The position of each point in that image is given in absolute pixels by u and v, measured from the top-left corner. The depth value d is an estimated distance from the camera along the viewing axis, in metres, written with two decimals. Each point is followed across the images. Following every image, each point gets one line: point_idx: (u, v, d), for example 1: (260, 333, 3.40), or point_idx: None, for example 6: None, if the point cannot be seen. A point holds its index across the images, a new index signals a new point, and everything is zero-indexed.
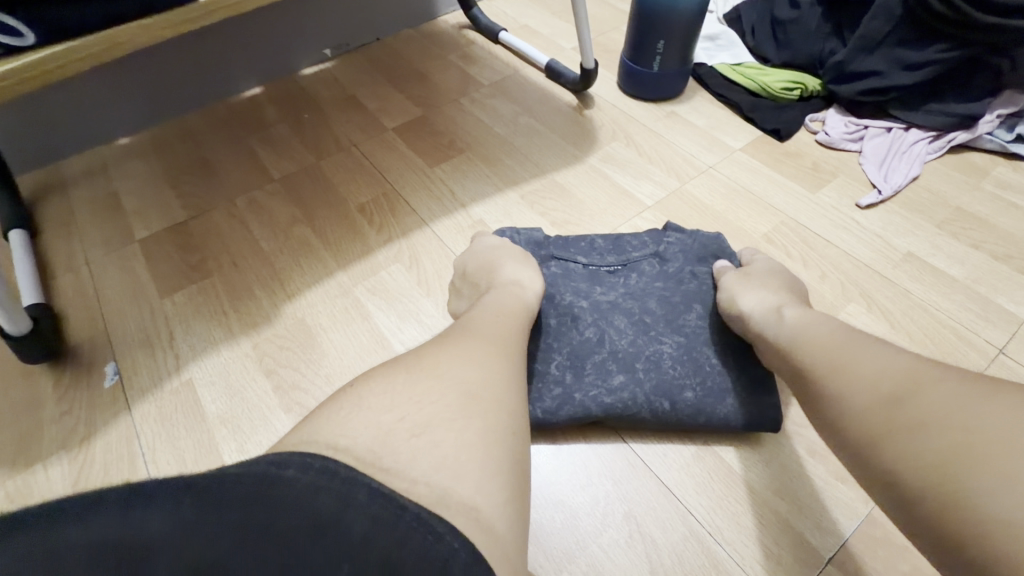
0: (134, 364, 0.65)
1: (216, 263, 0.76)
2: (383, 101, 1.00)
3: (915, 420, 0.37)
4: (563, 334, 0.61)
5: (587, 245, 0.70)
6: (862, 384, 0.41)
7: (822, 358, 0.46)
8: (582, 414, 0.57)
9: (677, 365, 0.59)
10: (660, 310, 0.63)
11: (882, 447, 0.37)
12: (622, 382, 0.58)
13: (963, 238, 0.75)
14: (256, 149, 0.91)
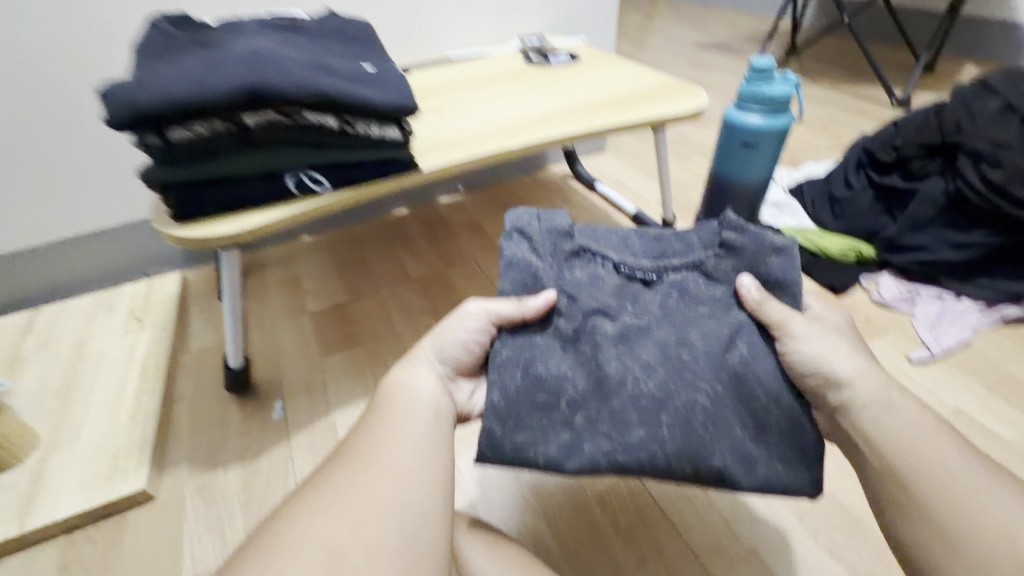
0: (296, 404, 0.86)
1: (362, 337, 0.98)
2: (500, 228, 1.27)
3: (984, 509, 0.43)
4: (583, 363, 0.56)
5: (621, 239, 0.61)
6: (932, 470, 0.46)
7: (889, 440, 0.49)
8: (590, 469, 0.53)
9: (708, 422, 0.53)
10: (702, 348, 0.56)
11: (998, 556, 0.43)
12: (641, 439, 0.53)
13: (1015, 403, 0.81)
14: (400, 255, 1.19)
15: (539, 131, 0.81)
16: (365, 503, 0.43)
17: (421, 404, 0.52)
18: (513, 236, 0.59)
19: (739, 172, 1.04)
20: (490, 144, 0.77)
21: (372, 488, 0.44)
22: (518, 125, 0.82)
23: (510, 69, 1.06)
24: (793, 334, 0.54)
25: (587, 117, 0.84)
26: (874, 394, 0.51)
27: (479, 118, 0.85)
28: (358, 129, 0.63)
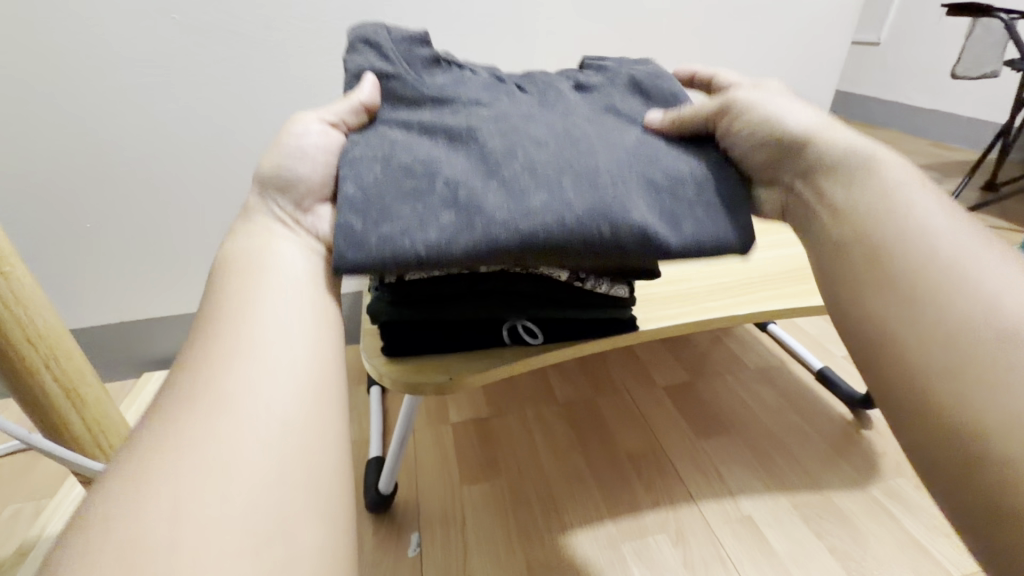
0: (433, 542, 0.77)
1: (505, 468, 0.89)
2: (656, 357, 1.15)
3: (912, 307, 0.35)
4: (463, 148, 0.47)
5: (487, 68, 0.63)
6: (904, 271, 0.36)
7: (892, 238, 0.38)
8: (485, 245, 0.41)
9: (613, 178, 0.44)
10: (586, 128, 0.50)
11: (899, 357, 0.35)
12: (543, 203, 0.42)
13: None
14: (548, 371, 1.11)
15: (764, 299, 0.72)
16: (201, 454, 0.30)
17: (279, 279, 0.41)
18: (360, 66, 0.53)
19: None
20: (712, 308, 0.69)
21: (192, 429, 0.31)
22: (736, 286, 0.75)
23: None
24: (740, 107, 0.48)
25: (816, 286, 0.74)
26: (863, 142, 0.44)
27: (687, 268, 0.79)
28: (586, 285, 0.58)
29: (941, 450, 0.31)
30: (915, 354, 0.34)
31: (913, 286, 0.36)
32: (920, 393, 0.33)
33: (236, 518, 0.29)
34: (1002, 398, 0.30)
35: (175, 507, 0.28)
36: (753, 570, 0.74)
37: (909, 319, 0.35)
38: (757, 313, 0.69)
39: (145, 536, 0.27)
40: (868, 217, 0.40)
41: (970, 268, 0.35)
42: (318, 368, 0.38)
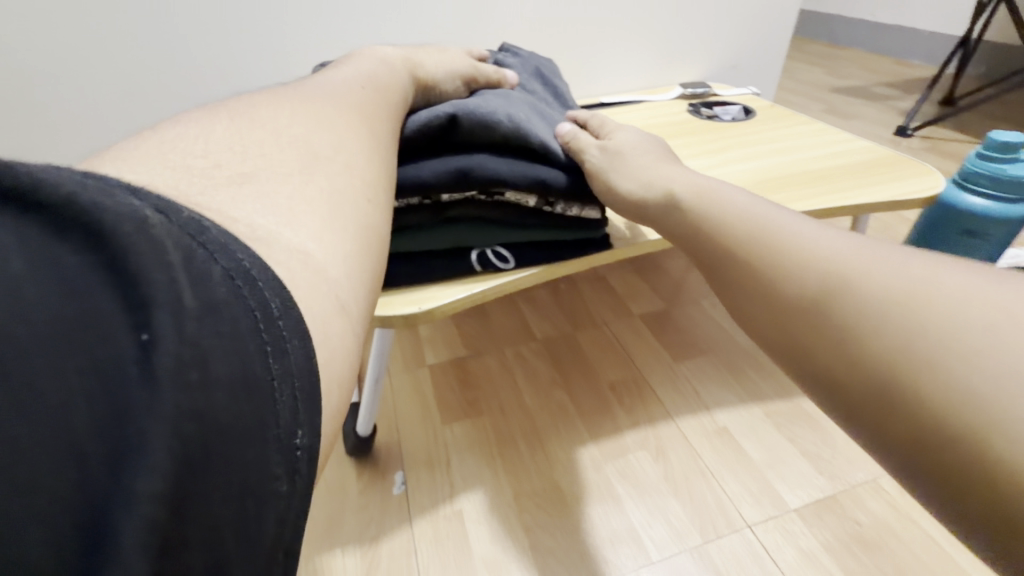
0: (418, 480, 0.77)
1: (486, 405, 0.88)
2: (630, 288, 1.15)
3: (803, 294, 0.29)
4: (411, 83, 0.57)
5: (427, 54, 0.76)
6: (792, 269, 0.31)
7: (757, 245, 0.34)
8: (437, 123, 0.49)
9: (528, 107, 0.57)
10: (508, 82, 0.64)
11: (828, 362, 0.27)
12: (477, 103, 0.52)
13: None
14: (522, 309, 1.10)
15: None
16: (269, 172, 0.27)
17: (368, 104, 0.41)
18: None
19: None
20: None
21: (267, 154, 0.28)
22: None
23: (681, 123, 0.96)
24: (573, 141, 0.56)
25: (790, 192, 0.72)
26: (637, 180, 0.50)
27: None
28: (557, 209, 0.55)
29: (923, 449, 0.22)
30: (796, 356, 0.29)
31: (763, 284, 0.32)
32: (816, 360, 0.27)
33: (307, 232, 0.26)
34: (882, 344, 0.24)
35: (246, 188, 0.26)
36: (730, 477, 0.76)
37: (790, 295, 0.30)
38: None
39: (165, 195, 0.22)
40: (727, 230, 0.37)
41: (800, 235, 0.33)
42: (367, 161, 0.34)
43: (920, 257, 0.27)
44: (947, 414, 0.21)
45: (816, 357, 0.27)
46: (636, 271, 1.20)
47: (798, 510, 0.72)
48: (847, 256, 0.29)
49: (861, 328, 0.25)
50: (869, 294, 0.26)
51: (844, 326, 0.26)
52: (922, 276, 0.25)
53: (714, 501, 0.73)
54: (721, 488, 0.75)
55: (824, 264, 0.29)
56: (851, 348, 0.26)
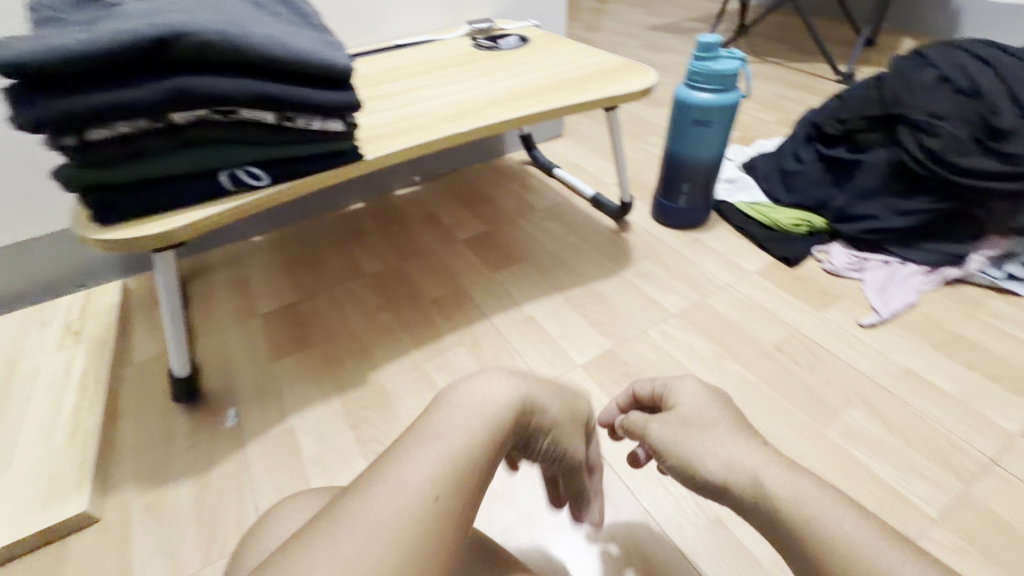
0: (251, 412, 0.83)
1: (316, 338, 0.96)
2: (456, 219, 1.26)
3: (780, 514, 0.42)
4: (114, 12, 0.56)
5: None
6: (758, 482, 0.44)
7: (733, 458, 0.46)
8: (128, 37, 0.48)
9: (248, 18, 0.58)
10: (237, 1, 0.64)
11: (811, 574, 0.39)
12: (176, 18, 0.52)
13: (957, 359, 0.84)
14: (355, 253, 1.17)
15: (487, 118, 0.79)
16: None
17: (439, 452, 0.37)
18: (34, 9, 0.61)
19: (693, 150, 1.06)
20: (437, 133, 0.76)
21: None
22: (468, 113, 0.81)
23: (462, 55, 1.05)
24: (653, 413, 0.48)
25: (536, 100, 0.83)
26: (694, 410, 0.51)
27: (424, 104, 0.85)
28: (298, 124, 0.61)
29: None
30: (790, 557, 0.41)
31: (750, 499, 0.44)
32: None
33: None
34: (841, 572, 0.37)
35: None
36: (531, 351, 0.90)
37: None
38: (478, 129, 0.77)
39: None
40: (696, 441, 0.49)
41: (759, 464, 0.45)
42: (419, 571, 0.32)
43: (825, 497, 0.41)
44: None
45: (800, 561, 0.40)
46: (464, 204, 1.31)
47: (582, 365, 0.87)
48: (804, 493, 0.42)
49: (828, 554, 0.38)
50: (822, 532, 0.39)
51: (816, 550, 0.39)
52: (839, 521, 0.39)
53: (516, 373, 0.87)
54: (523, 360, 0.89)
55: (791, 497, 0.42)
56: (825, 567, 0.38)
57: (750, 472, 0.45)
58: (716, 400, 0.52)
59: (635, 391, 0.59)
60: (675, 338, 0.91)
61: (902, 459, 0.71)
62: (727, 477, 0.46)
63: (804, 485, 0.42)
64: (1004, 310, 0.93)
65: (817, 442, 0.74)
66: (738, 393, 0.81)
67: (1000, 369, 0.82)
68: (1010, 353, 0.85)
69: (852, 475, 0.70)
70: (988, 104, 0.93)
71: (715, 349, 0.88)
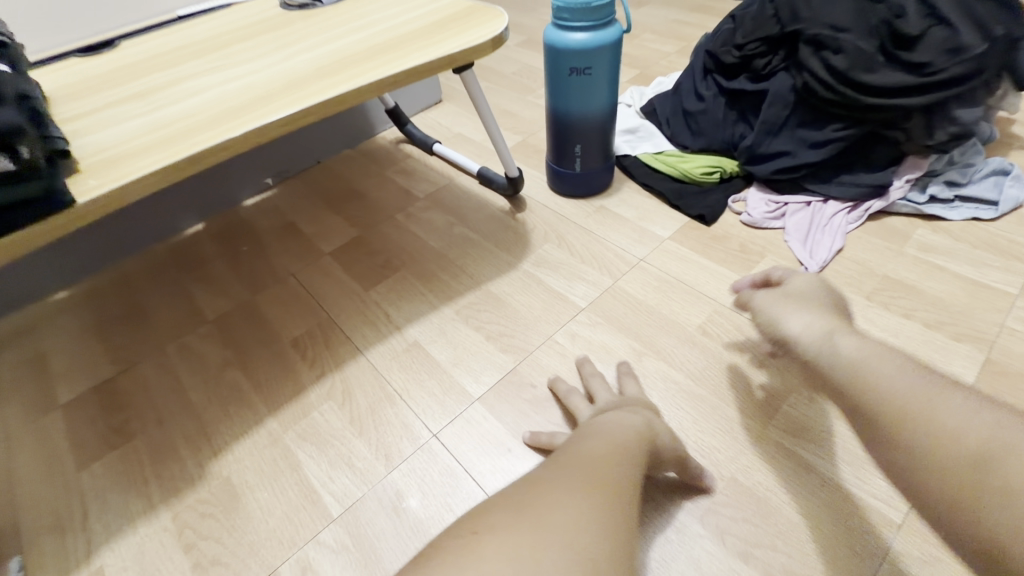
0: (42, 555, 0.61)
1: (139, 423, 0.73)
2: (320, 225, 1.03)
3: (848, 349, 0.45)
4: None
5: None
6: (840, 335, 0.47)
7: (814, 322, 0.50)
8: None
9: None
10: None
11: (872, 403, 0.40)
12: None
13: (894, 309, 0.74)
14: (191, 290, 0.93)
15: (274, 110, 0.57)
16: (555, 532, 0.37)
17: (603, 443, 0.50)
18: None
19: (579, 103, 0.88)
20: (198, 142, 0.53)
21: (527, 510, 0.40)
22: (249, 106, 0.59)
23: (262, 18, 0.79)
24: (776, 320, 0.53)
25: (345, 76, 0.62)
26: (806, 288, 0.55)
27: (193, 103, 0.61)
28: None
29: (893, 446, 0.37)
30: (842, 389, 0.43)
31: (818, 356, 0.47)
32: (866, 412, 0.40)
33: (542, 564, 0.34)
34: (895, 396, 0.39)
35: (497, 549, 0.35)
36: (418, 390, 0.73)
37: (871, 392, 0.40)
38: (261, 128, 0.56)
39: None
40: (774, 317, 0.53)
41: (839, 330, 0.47)
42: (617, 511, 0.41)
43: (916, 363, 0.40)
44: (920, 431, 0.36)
45: (855, 394, 0.42)
46: (328, 205, 1.08)
47: (481, 398, 0.71)
48: (879, 348, 0.44)
49: (886, 387, 0.40)
50: (882, 369, 0.41)
51: (874, 386, 0.40)
52: (899, 368, 0.41)
53: (402, 422, 0.70)
54: (408, 405, 0.71)
55: (858, 347, 0.44)
56: (879, 395, 0.40)
57: (823, 330, 0.48)
58: (837, 296, 0.55)
59: (752, 280, 0.64)
60: (588, 340, 0.76)
61: (853, 450, 0.61)
62: (801, 332, 0.50)
63: (874, 345, 0.44)
64: (931, 240, 0.84)
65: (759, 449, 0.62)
66: (666, 399, 0.68)
67: (939, 313, 0.73)
68: (945, 291, 0.76)
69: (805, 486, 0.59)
70: (891, 6, 0.79)
71: (637, 343, 0.75)
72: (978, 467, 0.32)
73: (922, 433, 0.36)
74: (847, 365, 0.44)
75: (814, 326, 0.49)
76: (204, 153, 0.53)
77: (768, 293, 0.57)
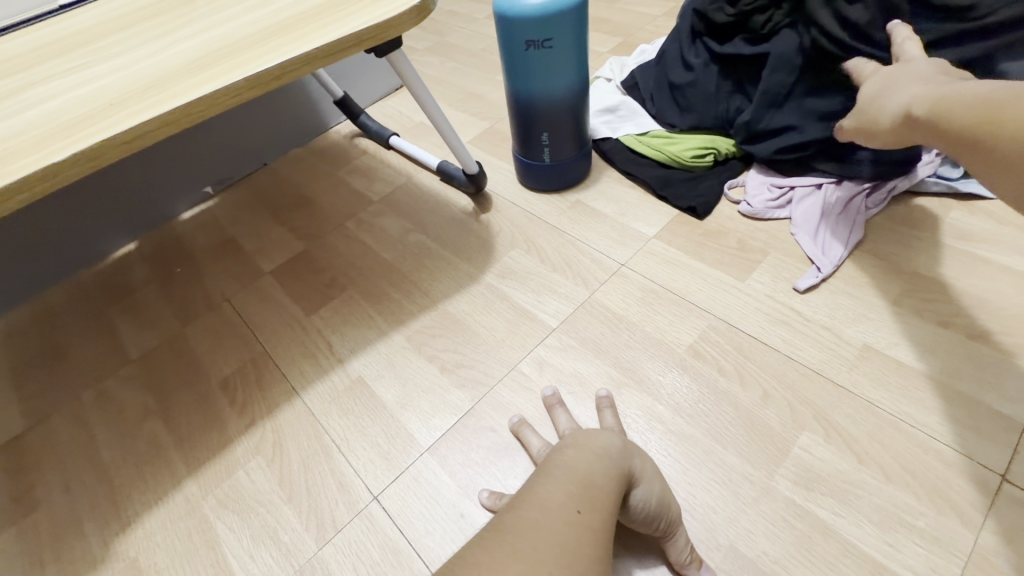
0: None
1: (43, 491, 0.64)
2: (263, 239, 0.92)
3: (935, 101, 0.47)
4: None
5: None
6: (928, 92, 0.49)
7: (913, 92, 0.52)
8: None
9: None
10: None
11: (955, 124, 0.43)
12: None
13: (927, 316, 0.61)
14: (116, 324, 0.82)
15: (119, 118, 0.44)
16: None
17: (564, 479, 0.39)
18: None
19: (540, 83, 0.75)
20: (11, 172, 0.40)
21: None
22: (89, 116, 0.45)
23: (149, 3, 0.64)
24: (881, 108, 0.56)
25: (222, 67, 0.48)
26: (911, 66, 0.58)
27: (26, 114, 0.46)
28: None
29: (983, 147, 0.40)
30: (933, 135, 0.47)
31: (914, 115, 0.49)
32: (952, 141, 0.43)
33: None
34: (976, 114, 0.41)
35: None
36: (359, 438, 0.62)
37: (959, 118, 0.43)
38: (98, 146, 0.42)
39: None
40: (876, 107, 0.56)
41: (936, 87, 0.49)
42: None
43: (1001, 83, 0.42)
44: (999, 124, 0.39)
45: (943, 129, 0.45)
46: (273, 215, 0.96)
47: (432, 447, 0.60)
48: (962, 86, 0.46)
49: (971, 108, 0.42)
50: (972, 93, 0.43)
51: (959, 114, 0.43)
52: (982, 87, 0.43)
53: (339, 480, 0.59)
54: (347, 459, 0.60)
55: (944, 90, 0.47)
56: (961, 121, 0.43)
57: (912, 106, 0.50)
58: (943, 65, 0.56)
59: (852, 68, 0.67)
60: (558, 368, 0.64)
61: (882, 507, 0.49)
62: (900, 111, 0.52)
63: (958, 92, 0.45)
64: (968, 224, 0.70)
65: (764, 508, 0.51)
66: (651, 442, 0.56)
67: (983, 319, 0.60)
68: (988, 291, 0.62)
69: (821, 559, 0.47)
70: None
71: (617, 368, 0.63)
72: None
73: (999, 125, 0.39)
74: (936, 107, 0.46)
75: (911, 96, 0.52)
76: (20, 185, 0.40)
77: (868, 92, 0.60)
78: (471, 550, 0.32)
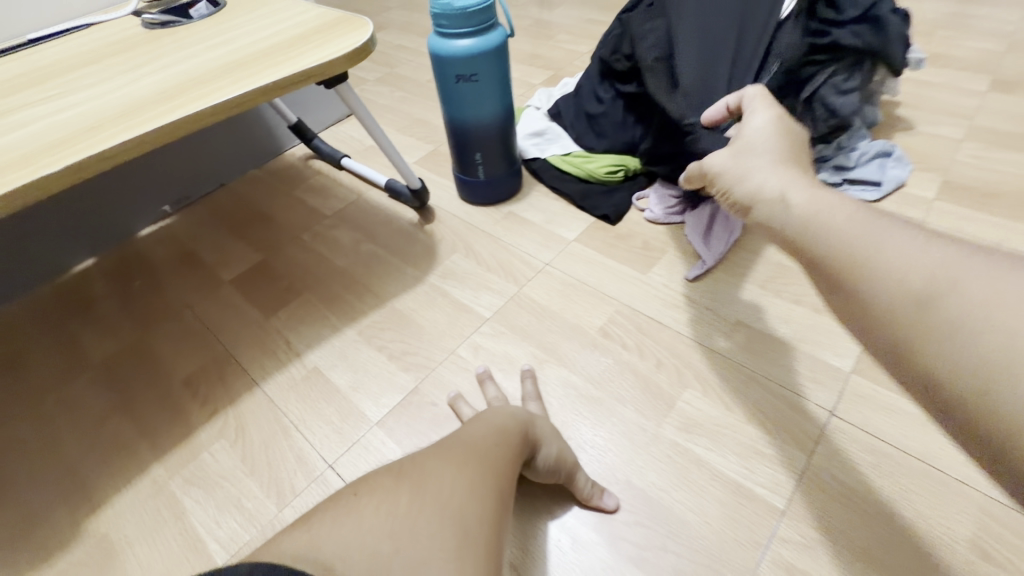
0: None
1: (9, 486, 0.68)
2: (222, 252, 0.99)
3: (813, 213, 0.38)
4: None
5: None
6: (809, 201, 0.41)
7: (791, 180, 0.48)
8: None
9: None
10: None
11: (825, 257, 0.35)
12: None
13: (785, 295, 0.76)
14: (77, 334, 0.87)
15: (99, 139, 0.52)
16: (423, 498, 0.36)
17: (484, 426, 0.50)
18: None
19: (470, 112, 0.87)
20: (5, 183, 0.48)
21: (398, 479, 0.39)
22: (71, 138, 0.53)
23: (118, 40, 0.73)
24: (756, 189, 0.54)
25: (191, 98, 0.57)
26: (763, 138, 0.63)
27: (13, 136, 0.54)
28: None
29: (863, 303, 0.31)
30: (802, 258, 0.38)
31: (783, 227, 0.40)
32: (828, 277, 0.34)
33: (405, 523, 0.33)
34: (850, 252, 0.33)
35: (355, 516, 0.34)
36: (315, 419, 0.70)
37: (829, 248, 0.35)
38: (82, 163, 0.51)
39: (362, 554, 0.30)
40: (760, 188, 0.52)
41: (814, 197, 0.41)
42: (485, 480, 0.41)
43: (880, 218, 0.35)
44: (878, 273, 0.31)
45: (811, 257, 0.36)
46: (232, 230, 1.03)
47: (381, 421, 0.69)
48: (834, 210, 0.38)
49: (842, 241, 0.34)
50: (842, 222, 0.36)
51: (830, 243, 0.35)
52: (854, 220, 0.35)
53: (297, 454, 0.67)
54: (304, 436, 0.68)
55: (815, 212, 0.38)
56: (836, 254, 0.34)
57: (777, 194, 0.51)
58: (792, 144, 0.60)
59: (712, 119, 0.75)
60: (491, 350, 0.75)
61: (742, 442, 0.62)
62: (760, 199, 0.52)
63: (830, 213, 0.38)
64: None
65: (653, 450, 0.62)
66: (566, 406, 0.67)
67: None
68: None
69: (695, 484, 0.59)
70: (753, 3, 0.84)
71: (540, 349, 0.74)
72: (923, 305, 0.28)
73: (879, 279, 0.30)
74: (810, 226, 0.38)
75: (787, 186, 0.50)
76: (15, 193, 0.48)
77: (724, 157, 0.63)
78: (416, 455, 0.42)
